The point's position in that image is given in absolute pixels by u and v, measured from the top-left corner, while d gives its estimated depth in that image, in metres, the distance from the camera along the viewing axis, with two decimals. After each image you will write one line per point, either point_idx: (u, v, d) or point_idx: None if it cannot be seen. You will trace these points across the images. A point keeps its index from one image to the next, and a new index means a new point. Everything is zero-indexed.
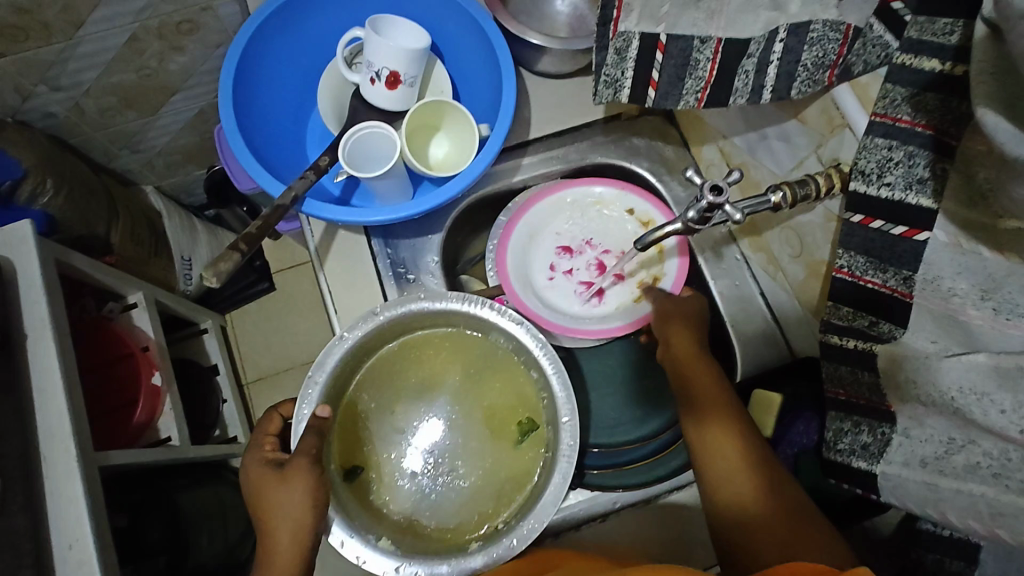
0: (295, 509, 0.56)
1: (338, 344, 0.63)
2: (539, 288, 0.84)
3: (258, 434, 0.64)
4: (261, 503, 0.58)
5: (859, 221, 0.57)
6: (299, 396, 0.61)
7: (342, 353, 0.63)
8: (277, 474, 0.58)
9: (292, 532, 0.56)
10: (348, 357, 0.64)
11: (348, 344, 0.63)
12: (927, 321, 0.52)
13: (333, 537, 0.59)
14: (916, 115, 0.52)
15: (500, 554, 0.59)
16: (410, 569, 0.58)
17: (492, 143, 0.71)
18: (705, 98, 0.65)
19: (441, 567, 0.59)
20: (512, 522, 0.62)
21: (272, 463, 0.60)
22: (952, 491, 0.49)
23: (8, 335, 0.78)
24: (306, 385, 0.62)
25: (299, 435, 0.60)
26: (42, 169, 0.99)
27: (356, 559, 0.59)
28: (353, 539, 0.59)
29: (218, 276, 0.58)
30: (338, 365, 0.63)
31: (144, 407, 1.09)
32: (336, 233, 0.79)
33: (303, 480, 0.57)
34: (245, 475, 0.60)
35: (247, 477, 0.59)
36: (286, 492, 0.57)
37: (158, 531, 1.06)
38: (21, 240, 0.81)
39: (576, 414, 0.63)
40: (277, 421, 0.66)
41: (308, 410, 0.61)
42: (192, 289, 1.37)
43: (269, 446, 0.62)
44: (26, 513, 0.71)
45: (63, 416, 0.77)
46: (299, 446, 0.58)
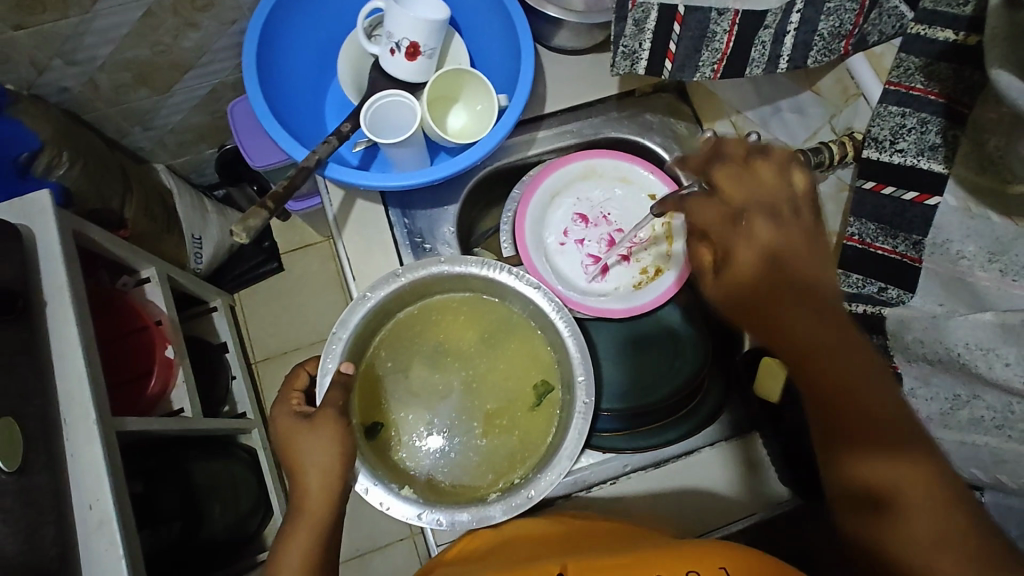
0: (323, 457, 0.58)
1: (360, 303, 0.65)
2: (548, 251, 0.85)
3: (285, 389, 0.66)
4: (288, 453, 0.60)
5: (871, 187, 0.57)
6: (324, 351, 0.64)
7: (364, 312, 0.66)
8: (305, 423, 0.60)
9: (321, 476, 0.58)
10: (369, 317, 0.67)
11: (370, 304, 0.65)
12: (936, 285, 0.54)
13: (357, 484, 0.61)
14: (929, 84, 0.55)
15: (519, 504, 0.62)
16: (432, 516, 0.61)
17: (511, 114, 0.73)
18: (722, 69, 0.65)
19: (462, 514, 0.62)
20: (529, 475, 0.65)
21: (298, 414, 0.62)
22: (956, 443, 0.53)
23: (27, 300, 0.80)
24: (331, 341, 0.64)
25: (324, 387, 0.63)
26: (58, 142, 1.01)
27: (380, 505, 0.61)
28: (377, 487, 0.62)
29: (248, 231, 0.60)
30: (361, 324, 0.66)
31: (158, 378, 1.11)
32: (354, 203, 0.80)
33: (332, 429, 0.59)
34: (275, 427, 0.62)
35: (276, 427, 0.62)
36: (314, 439, 0.59)
37: (172, 499, 1.10)
38: (39, 210, 0.82)
39: (591, 374, 0.65)
40: (303, 377, 0.67)
41: (332, 364, 0.64)
42: (202, 267, 1.38)
43: (296, 401, 0.64)
44: (48, 473, 0.72)
45: (82, 381, 0.79)
46: (326, 400, 0.61)
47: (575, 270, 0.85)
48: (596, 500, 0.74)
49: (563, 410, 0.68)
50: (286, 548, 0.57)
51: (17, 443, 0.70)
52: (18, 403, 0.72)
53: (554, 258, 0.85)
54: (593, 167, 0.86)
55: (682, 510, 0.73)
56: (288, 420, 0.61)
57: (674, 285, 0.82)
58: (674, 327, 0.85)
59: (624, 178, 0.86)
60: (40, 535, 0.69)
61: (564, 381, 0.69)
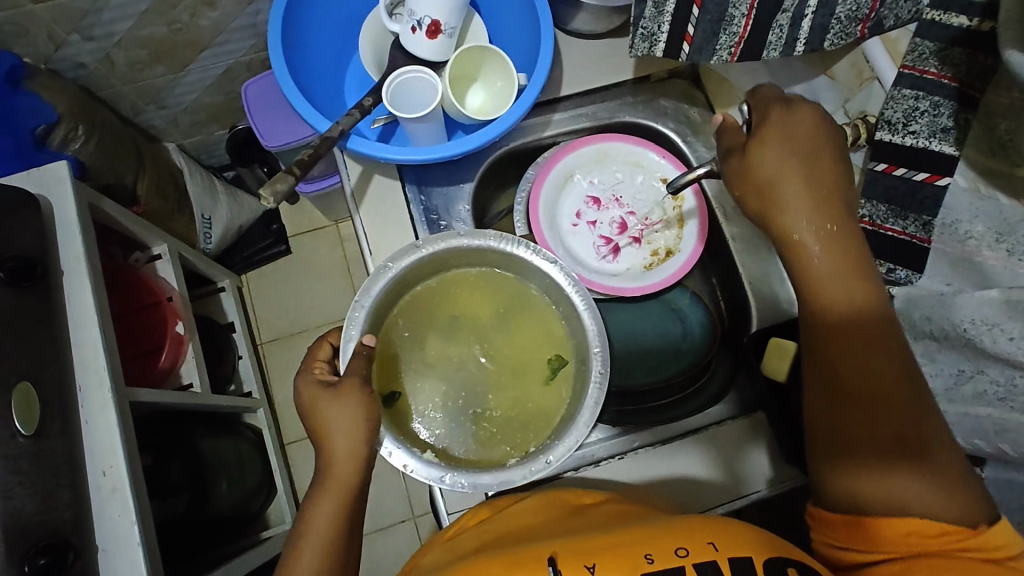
0: (347, 421, 0.60)
1: (381, 274, 0.67)
2: (561, 232, 0.86)
3: (309, 359, 0.68)
4: (314, 421, 0.62)
5: (883, 169, 0.59)
6: (346, 319, 0.65)
7: (384, 283, 0.67)
8: (330, 392, 0.61)
9: (347, 444, 0.60)
10: (389, 289, 0.68)
11: (390, 275, 0.67)
12: (943, 265, 0.57)
13: (383, 447, 0.63)
14: (943, 68, 0.56)
15: (539, 469, 0.63)
16: (455, 479, 0.63)
17: (530, 92, 0.74)
18: (739, 53, 0.66)
19: (484, 477, 0.63)
20: (547, 443, 0.67)
21: (322, 382, 0.63)
22: (960, 415, 0.56)
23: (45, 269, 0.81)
24: (354, 309, 0.65)
25: (347, 355, 0.65)
26: (75, 116, 1.02)
27: (403, 467, 0.63)
28: (400, 450, 0.64)
29: (276, 196, 0.63)
30: (381, 294, 0.67)
31: (168, 353, 1.12)
32: (372, 178, 0.82)
33: (356, 397, 0.61)
34: (299, 395, 0.64)
35: (301, 395, 0.63)
36: (339, 407, 0.60)
37: (179, 472, 1.07)
38: (57, 180, 0.83)
39: (606, 346, 0.66)
40: (326, 347, 0.68)
41: (355, 333, 0.65)
42: (211, 247, 1.39)
43: (319, 368, 0.66)
44: (64, 439, 0.72)
45: (98, 350, 0.80)
46: (348, 368, 0.62)
47: (587, 250, 0.86)
48: (607, 474, 0.75)
49: (578, 383, 0.70)
50: (316, 510, 0.60)
51: (33, 406, 0.70)
52: (35, 367, 0.72)
53: (567, 239, 0.86)
54: (607, 150, 0.87)
55: (691, 486, 0.74)
56: (313, 387, 0.63)
57: (683, 267, 0.84)
58: (682, 312, 0.88)
59: (637, 163, 0.88)
60: (56, 498, 0.69)
61: (579, 354, 0.71)
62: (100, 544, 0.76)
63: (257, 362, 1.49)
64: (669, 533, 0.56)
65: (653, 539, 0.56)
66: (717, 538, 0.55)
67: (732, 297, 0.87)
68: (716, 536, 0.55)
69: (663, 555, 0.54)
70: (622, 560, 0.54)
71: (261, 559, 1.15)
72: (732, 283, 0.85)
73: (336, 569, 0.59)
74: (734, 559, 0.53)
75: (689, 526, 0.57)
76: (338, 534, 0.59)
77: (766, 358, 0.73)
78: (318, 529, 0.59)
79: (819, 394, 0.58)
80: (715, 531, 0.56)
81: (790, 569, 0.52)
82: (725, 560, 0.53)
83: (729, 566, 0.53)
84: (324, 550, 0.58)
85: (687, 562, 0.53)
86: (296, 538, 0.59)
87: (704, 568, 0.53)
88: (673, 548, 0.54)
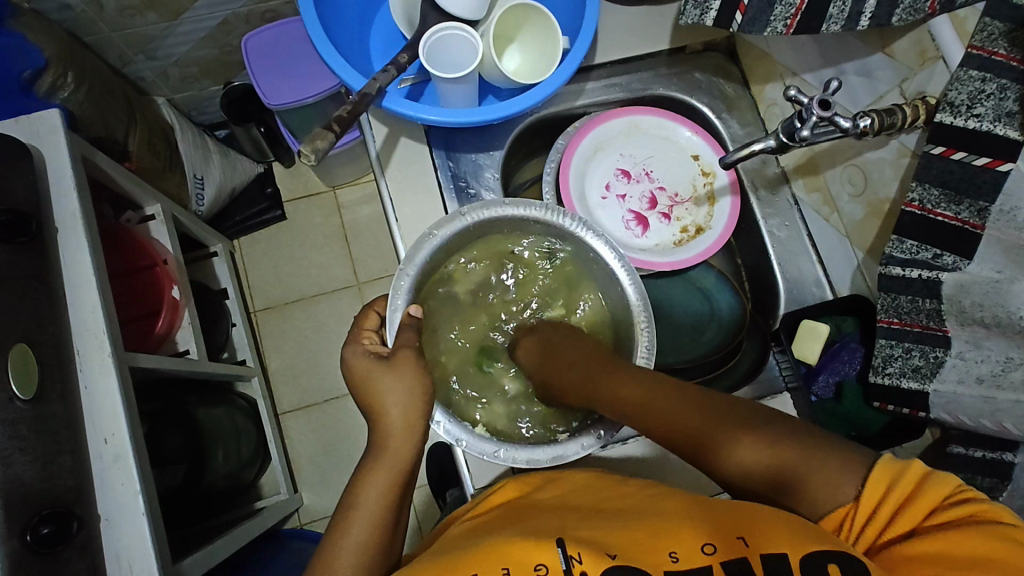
0: (403, 391, 0.61)
1: (427, 240, 0.68)
2: (591, 205, 0.83)
3: (356, 330, 0.69)
4: (365, 391, 0.63)
5: (940, 153, 0.58)
6: (392, 288, 0.67)
7: (430, 248, 0.68)
8: (383, 364, 0.62)
9: (403, 414, 0.61)
10: (433, 255, 0.70)
11: (436, 242, 0.68)
12: (997, 253, 0.55)
13: (432, 420, 0.66)
14: (1012, 49, 0.53)
15: (590, 443, 0.67)
16: (508, 453, 0.66)
17: (573, 57, 0.70)
18: (795, 25, 0.65)
19: (538, 453, 0.66)
20: (591, 418, 0.70)
21: (373, 354, 0.64)
22: (1011, 402, 0.54)
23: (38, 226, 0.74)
24: (399, 277, 0.67)
25: (394, 325, 0.66)
26: (63, 61, 0.94)
27: (453, 440, 0.66)
28: (450, 425, 0.66)
29: (316, 153, 0.61)
30: (426, 261, 0.69)
31: (166, 317, 1.05)
32: (399, 141, 0.78)
33: (409, 369, 0.62)
34: (349, 367, 0.64)
35: (352, 365, 0.64)
36: (393, 378, 0.61)
37: (176, 440, 1.03)
38: (49, 131, 0.77)
39: (653, 323, 0.69)
40: (373, 317, 0.70)
41: (401, 302, 0.67)
42: (203, 210, 1.31)
43: (367, 340, 0.67)
44: (64, 402, 0.67)
45: (97, 313, 0.74)
46: (399, 340, 0.64)
47: (616, 223, 0.84)
48: (639, 450, 0.76)
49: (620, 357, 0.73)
50: (366, 484, 0.58)
51: (32, 367, 0.65)
52: (32, 329, 0.66)
53: (597, 212, 0.83)
54: (639, 125, 0.85)
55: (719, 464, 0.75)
56: (364, 359, 0.64)
57: (714, 245, 0.83)
58: (707, 291, 0.89)
59: (668, 137, 0.85)
60: (58, 464, 0.64)
61: (617, 319, 0.75)
62: (101, 514, 0.71)
63: (250, 331, 1.43)
64: (691, 531, 0.51)
65: (674, 537, 0.51)
66: (747, 531, 0.49)
67: (759, 278, 0.86)
68: (747, 529, 0.49)
69: (689, 555, 0.49)
70: (645, 554, 0.50)
71: (260, 528, 1.11)
72: (760, 264, 0.85)
73: (383, 543, 0.56)
74: (764, 555, 0.47)
75: (711, 521, 0.52)
76: (386, 507, 0.57)
77: (797, 338, 0.75)
78: (364, 504, 0.57)
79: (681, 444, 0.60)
80: (742, 524, 0.50)
81: (832, 568, 0.45)
82: (757, 557, 0.47)
83: (762, 564, 0.47)
84: (372, 521, 0.56)
85: (715, 560, 0.48)
86: (341, 509, 0.58)
87: (733, 566, 0.48)
88: (698, 546, 0.49)
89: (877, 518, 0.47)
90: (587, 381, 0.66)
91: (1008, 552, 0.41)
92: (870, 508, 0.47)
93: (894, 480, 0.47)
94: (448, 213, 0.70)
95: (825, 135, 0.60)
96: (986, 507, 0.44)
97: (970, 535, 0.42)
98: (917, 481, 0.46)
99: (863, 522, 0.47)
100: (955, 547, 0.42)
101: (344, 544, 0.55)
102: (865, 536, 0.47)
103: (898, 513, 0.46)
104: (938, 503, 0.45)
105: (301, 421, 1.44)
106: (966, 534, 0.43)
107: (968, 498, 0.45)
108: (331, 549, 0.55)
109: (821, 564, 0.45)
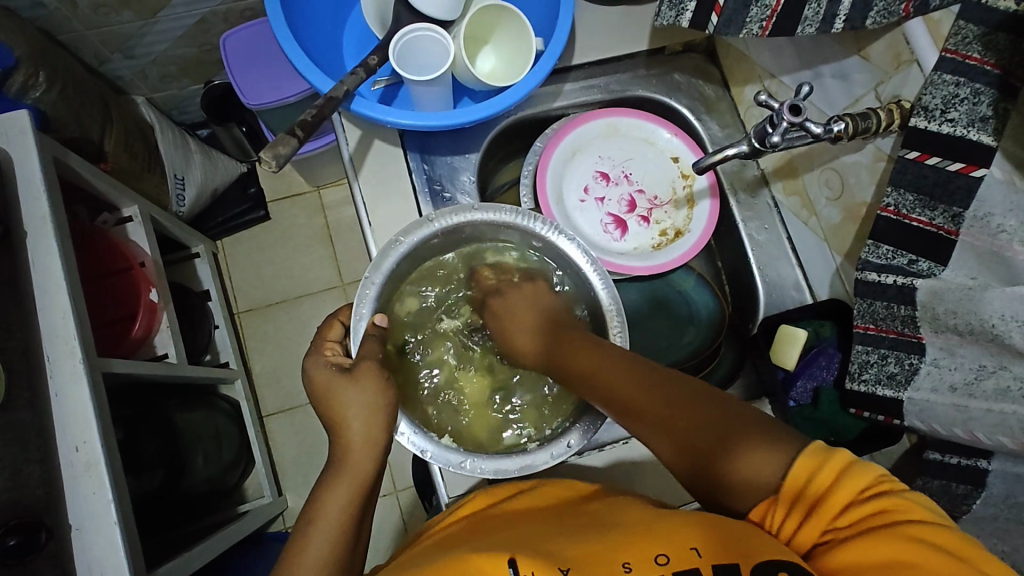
0: (366, 404, 0.61)
1: (394, 247, 0.67)
2: (569, 208, 0.82)
3: (319, 340, 0.68)
4: (329, 403, 0.62)
5: (915, 157, 0.58)
6: (358, 297, 0.66)
7: (397, 256, 0.67)
8: (346, 376, 0.62)
9: (367, 427, 0.60)
10: (401, 262, 0.69)
11: (403, 248, 0.67)
12: (970, 258, 0.54)
13: (398, 429, 0.65)
14: (986, 53, 0.52)
15: (561, 452, 0.66)
16: (475, 464, 0.65)
17: (547, 60, 0.68)
18: (770, 27, 0.64)
19: (506, 463, 0.66)
20: (564, 427, 0.70)
21: (335, 365, 0.64)
22: (982, 410, 0.53)
23: (7, 229, 0.71)
24: (364, 286, 0.66)
25: (358, 334, 0.65)
26: (35, 60, 0.92)
27: (420, 451, 0.65)
28: (417, 435, 0.66)
29: (277, 159, 0.60)
30: (394, 268, 0.68)
31: (142, 321, 1.02)
32: (372, 144, 0.77)
33: (371, 381, 0.61)
34: (310, 379, 0.64)
35: (315, 376, 0.63)
36: (356, 391, 0.61)
37: (154, 445, 1.01)
38: (18, 132, 0.73)
39: (626, 329, 0.69)
40: (337, 327, 0.69)
41: (366, 311, 0.66)
42: (184, 211, 1.29)
43: (330, 351, 0.66)
44: (34, 410, 0.65)
45: (67, 318, 0.70)
46: (363, 351, 0.63)
47: (594, 227, 0.83)
48: (613, 458, 0.75)
49: None
50: (330, 497, 0.58)
51: None
52: None
53: (575, 216, 0.82)
54: (617, 127, 0.84)
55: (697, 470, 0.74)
56: (326, 371, 0.63)
57: (693, 248, 0.83)
58: (687, 294, 0.88)
59: (647, 139, 0.84)
60: (26, 474, 0.63)
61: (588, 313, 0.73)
62: (72, 523, 0.67)
63: (233, 333, 1.41)
64: (647, 541, 0.50)
65: (628, 547, 0.49)
66: (700, 541, 0.48)
67: (739, 281, 0.86)
68: (700, 539, 0.48)
69: (641, 564, 0.48)
70: (597, 566, 0.48)
71: (242, 532, 1.09)
72: (740, 267, 0.84)
73: (344, 559, 0.55)
74: (717, 565, 0.46)
75: (670, 530, 0.50)
76: (345, 522, 0.57)
77: (776, 344, 0.75)
78: (326, 517, 0.56)
79: (673, 450, 0.56)
80: (699, 533, 0.49)
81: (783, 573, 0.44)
82: (709, 566, 0.46)
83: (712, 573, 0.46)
84: (332, 536, 0.55)
85: (666, 571, 0.47)
86: (303, 522, 0.57)
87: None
88: (652, 556, 0.48)
89: (799, 506, 0.47)
90: (577, 368, 0.65)
91: (922, 554, 0.42)
92: (788, 501, 0.47)
93: (817, 469, 0.47)
94: (417, 218, 0.69)
95: (796, 141, 0.60)
96: (899, 503, 0.44)
97: (884, 539, 0.43)
98: (833, 478, 0.46)
99: (786, 513, 0.47)
100: (869, 549, 0.43)
101: (301, 560, 0.54)
102: (785, 526, 0.47)
103: (818, 504, 0.46)
104: (852, 498, 0.45)
105: (284, 423, 1.42)
106: (881, 538, 0.43)
107: (884, 490, 0.45)
108: (288, 564, 0.55)
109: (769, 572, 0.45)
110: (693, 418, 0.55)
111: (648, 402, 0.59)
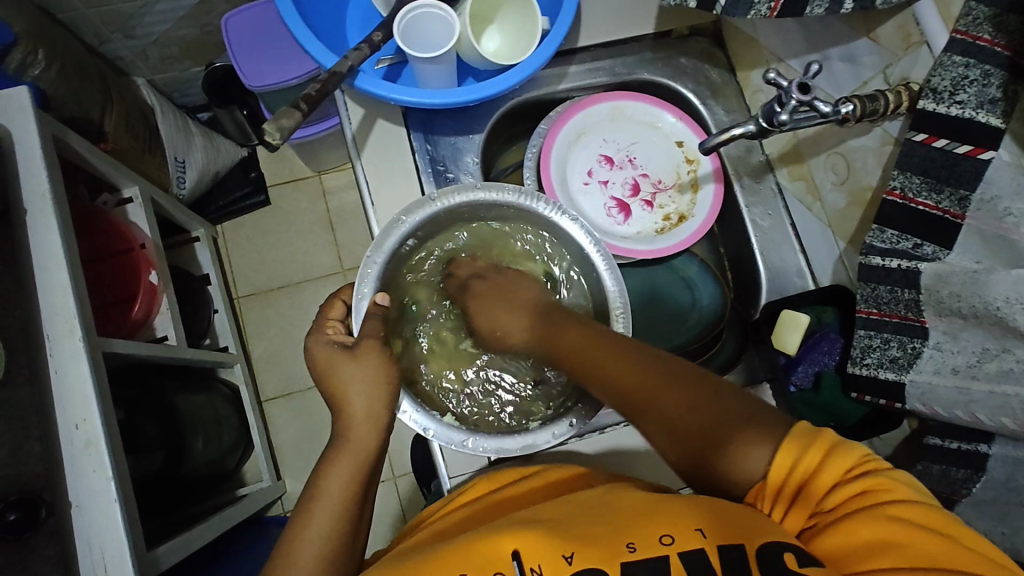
0: (367, 380, 0.60)
1: (396, 226, 0.66)
2: (573, 192, 0.82)
3: (320, 319, 0.68)
4: (330, 380, 0.62)
5: (922, 140, 0.57)
6: (360, 276, 0.65)
7: (399, 235, 0.67)
8: (347, 353, 0.62)
9: (368, 404, 0.60)
10: (404, 241, 0.68)
11: (405, 228, 0.67)
12: (976, 242, 0.54)
13: (401, 410, 0.65)
14: (996, 35, 0.52)
15: (562, 432, 0.66)
16: (477, 443, 0.65)
17: (552, 38, 0.68)
18: (779, 8, 0.63)
19: (508, 443, 0.65)
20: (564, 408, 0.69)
21: (336, 343, 0.64)
22: (985, 393, 0.53)
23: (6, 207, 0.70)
24: (366, 265, 0.65)
25: (359, 314, 0.65)
26: (34, 37, 0.91)
27: (422, 430, 0.65)
28: (417, 413, 0.65)
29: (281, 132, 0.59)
30: (396, 247, 0.67)
31: (143, 304, 1.01)
32: (375, 122, 0.76)
33: (374, 358, 0.61)
34: (311, 357, 0.64)
35: (316, 354, 0.63)
36: (357, 367, 0.61)
37: (154, 427, 1.01)
38: (17, 109, 0.71)
39: (629, 311, 0.68)
40: (338, 307, 0.69)
41: (368, 291, 0.65)
42: (184, 193, 1.28)
43: (331, 329, 0.66)
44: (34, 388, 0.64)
45: (68, 295, 0.69)
46: (364, 329, 0.63)
47: (598, 211, 0.83)
48: (612, 441, 0.75)
49: None
50: (329, 471, 0.58)
51: None
52: None
53: (579, 199, 0.82)
54: (623, 111, 0.83)
55: None
56: (327, 350, 0.63)
57: (696, 233, 0.82)
58: (690, 280, 0.88)
59: (653, 123, 0.84)
60: (26, 450, 0.62)
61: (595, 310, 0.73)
62: (73, 501, 0.65)
63: (232, 316, 1.41)
64: (653, 521, 0.51)
65: (636, 529, 0.51)
66: (707, 523, 0.49)
67: (741, 267, 0.85)
68: (705, 520, 0.50)
69: (646, 545, 0.49)
70: (599, 549, 0.50)
71: (242, 514, 1.09)
72: (742, 253, 0.84)
73: (344, 535, 0.56)
74: (723, 547, 0.48)
75: (677, 512, 0.51)
76: (350, 495, 0.57)
77: (779, 328, 0.74)
78: (330, 490, 0.57)
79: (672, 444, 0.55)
80: (701, 515, 0.50)
81: (786, 555, 0.46)
82: (714, 549, 0.48)
83: (718, 557, 0.47)
84: (334, 512, 0.56)
85: (671, 551, 0.48)
86: (305, 498, 0.57)
87: (689, 558, 0.48)
88: (656, 537, 0.50)
89: (781, 497, 0.49)
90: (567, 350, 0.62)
91: (900, 531, 0.44)
92: (777, 486, 0.49)
93: (798, 455, 0.48)
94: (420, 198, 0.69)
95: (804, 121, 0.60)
96: (881, 482, 0.46)
97: (868, 519, 0.45)
98: (817, 459, 0.47)
99: (774, 498, 0.49)
100: (859, 531, 0.45)
101: (306, 534, 0.55)
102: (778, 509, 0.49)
103: (806, 494, 0.48)
104: (838, 478, 0.47)
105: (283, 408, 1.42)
106: (863, 517, 0.45)
107: (868, 468, 0.47)
108: (292, 539, 0.55)
109: (776, 554, 0.46)
110: (699, 411, 0.54)
111: (652, 391, 0.57)
